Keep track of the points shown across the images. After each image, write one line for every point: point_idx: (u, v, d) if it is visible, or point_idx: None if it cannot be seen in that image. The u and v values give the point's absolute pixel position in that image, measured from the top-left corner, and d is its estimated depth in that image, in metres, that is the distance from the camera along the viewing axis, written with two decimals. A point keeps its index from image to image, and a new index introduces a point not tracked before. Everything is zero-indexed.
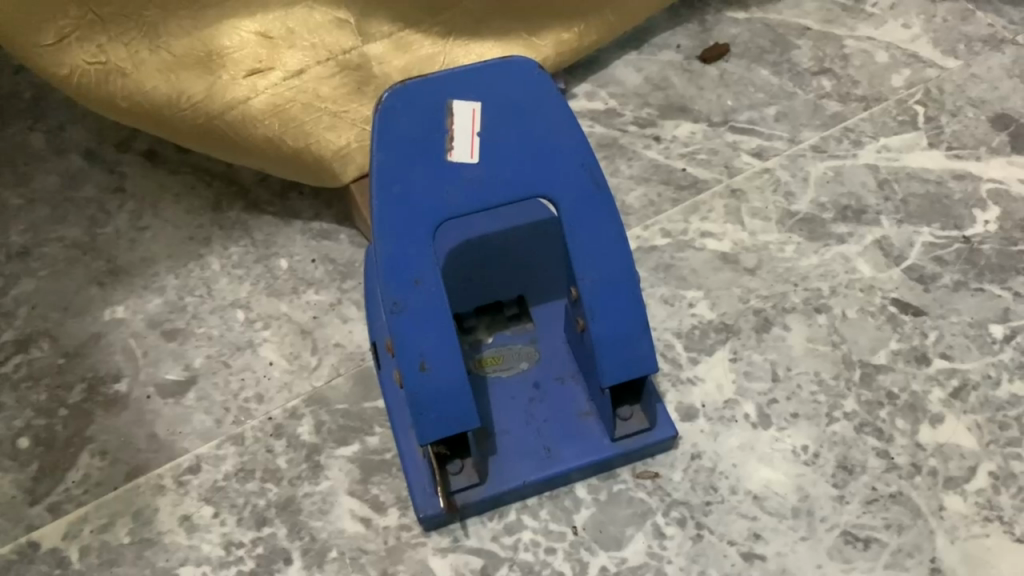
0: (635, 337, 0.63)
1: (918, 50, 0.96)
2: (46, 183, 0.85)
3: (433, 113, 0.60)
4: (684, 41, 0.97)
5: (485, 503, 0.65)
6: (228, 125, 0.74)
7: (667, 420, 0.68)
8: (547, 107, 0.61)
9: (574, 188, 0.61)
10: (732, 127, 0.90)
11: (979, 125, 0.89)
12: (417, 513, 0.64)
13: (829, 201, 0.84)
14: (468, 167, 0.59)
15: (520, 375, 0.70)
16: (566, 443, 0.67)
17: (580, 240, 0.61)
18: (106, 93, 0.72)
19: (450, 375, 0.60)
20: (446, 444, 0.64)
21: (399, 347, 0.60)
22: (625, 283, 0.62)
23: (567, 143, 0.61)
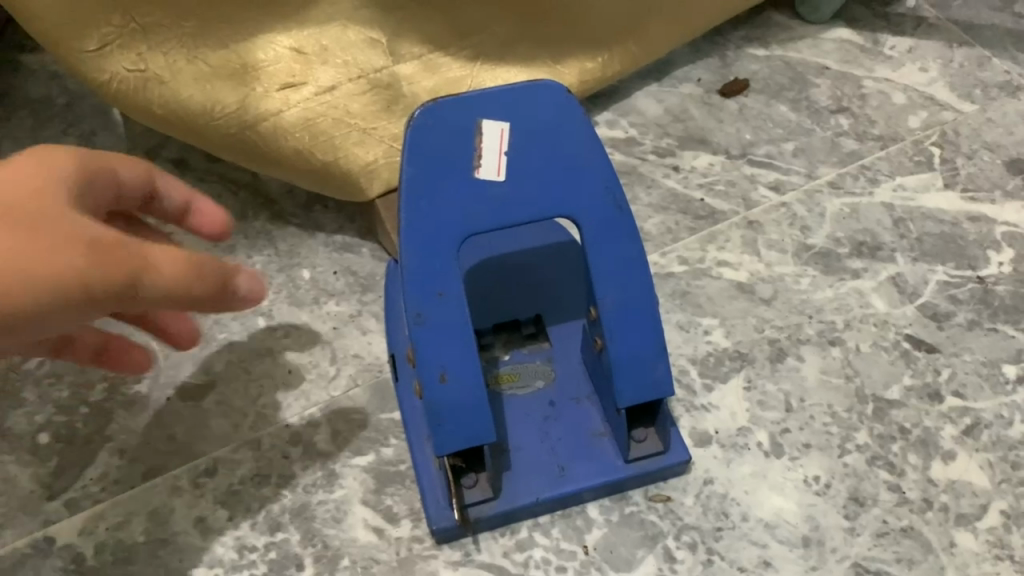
0: (652, 359, 0.64)
1: (935, 93, 0.98)
2: None
3: (464, 130, 0.61)
4: (705, 75, 0.99)
5: (498, 518, 0.66)
6: (260, 135, 0.76)
7: (681, 444, 0.68)
8: (574, 130, 0.62)
9: (596, 210, 0.62)
10: (751, 160, 0.91)
11: (994, 169, 0.91)
12: (429, 526, 0.65)
13: (845, 236, 0.85)
14: (494, 185, 0.60)
15: (536, 394, 0.70)
16: (579, 462, 0.67)
17: (602, 262, 0.62)
18: (143, 100, 0.74)
19: (469, 387, 0.61)
20: (462, 457, 0.64)
21: (419, 358, 0.60)
22: (643, 305, 0.63)
23: (592, 165, 0.62)
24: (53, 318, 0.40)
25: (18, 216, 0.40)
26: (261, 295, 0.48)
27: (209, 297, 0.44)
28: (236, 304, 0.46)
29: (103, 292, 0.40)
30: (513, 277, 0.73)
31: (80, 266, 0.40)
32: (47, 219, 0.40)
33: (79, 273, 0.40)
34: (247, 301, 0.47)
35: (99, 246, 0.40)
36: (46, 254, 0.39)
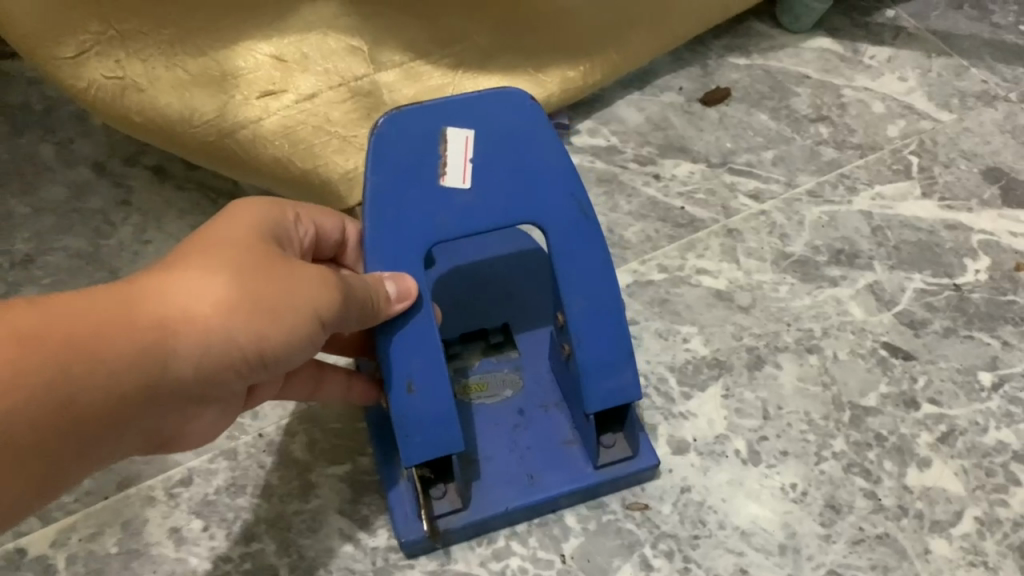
0: (618, 364, 0.64)
1: (913, 102, 0.99)
2: (52, 193, 0.83)
3: (429, 136, 0.60)
4: (686, 83, 0.99)
5: (468, 529, 0.65)
6: (240, 143, 0.75)
7: (650, 450, 0.68)
8: (539, 138, 0.62)
9: (562, 216, 0.62)
10: (731, 168, 0.91)
11: (970, 177, 0.92)
12: (398, 539, 0.65)
13: (823, 244, 0.85)
14: (460, 194, 0.60)
15: (505, 403, 0.70)
16: (549, 470, 0.67)
17: (569, 267, 0.63)
18: (120, 107, 0.73)
19: (438, 396, 0.61)
20: (429, 467, 0.64)
21: (386, 367, 0.60)
22: (610, 312, 0.64)
23: (558, 173, 0.62)
24: (302, 344, 0.53)
25: (251, 251, 0.51)
26: (409, 293, 0.59)
27: (380, 302, 0.57)
28: (396, 305, 0.58)
29: (330, 316, 0.53)
30: (484, 289, 0.73)
31: (320, 297, 0.52)
32: (274, 259, 0.52)
33: (311, 302, 0.52)
34: (399, 301, 0.59)
35: (326, 277, 0.53)
36: (289, 290, 0.51)
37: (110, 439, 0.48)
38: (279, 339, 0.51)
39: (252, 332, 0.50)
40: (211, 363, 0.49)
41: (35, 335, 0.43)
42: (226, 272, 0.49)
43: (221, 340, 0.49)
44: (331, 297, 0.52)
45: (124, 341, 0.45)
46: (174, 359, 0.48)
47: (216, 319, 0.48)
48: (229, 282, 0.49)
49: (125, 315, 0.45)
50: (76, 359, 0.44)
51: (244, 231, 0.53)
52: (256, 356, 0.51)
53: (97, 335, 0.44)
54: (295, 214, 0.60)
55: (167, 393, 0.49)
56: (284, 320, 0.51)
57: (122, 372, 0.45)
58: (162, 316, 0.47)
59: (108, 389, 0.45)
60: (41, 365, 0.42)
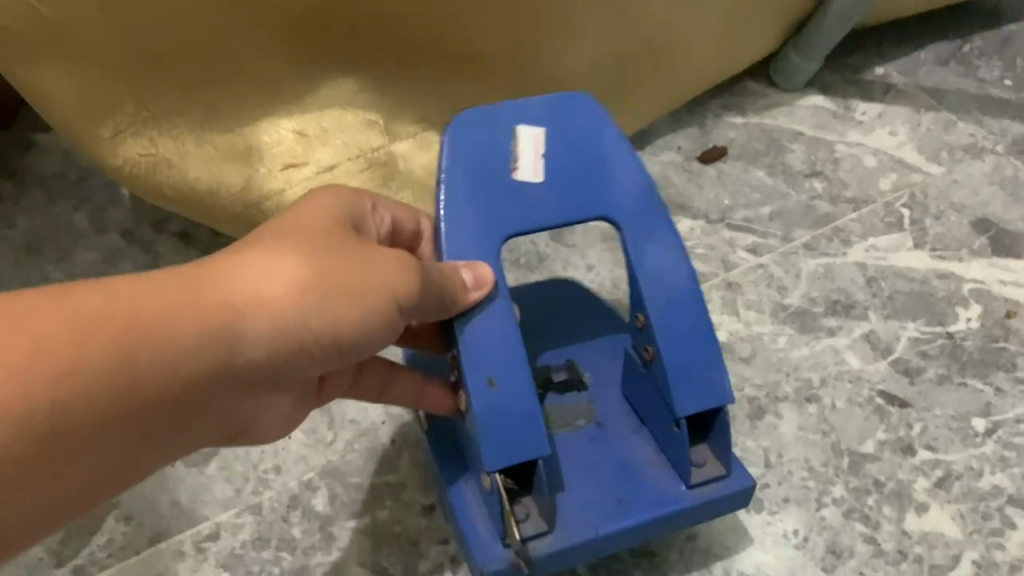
0: (701, 360, 0.64)
1: (904, 156, 1.03)
2: (86, 260, 0.87)
3: (500, 133, 0.66)
4: (685, 143, 1.04)
5: (558, 556, 0.63)
6: (264, 212, 0.81)
7: (743, 466, 0.66)
8: (605, 139, 0.67)
9: (632, 213, 0.67)
10: (729, 224, 0.95)
11: (961, 228, 0.96)
12: (478, 569, 0.63)
13: (820, 295, 0.89)
14: (535, 188, 0.65)
15: (581, 430, 0.70)
16: (636, 492, 0.66)
17: (642, 252, 0.66)
18: (153, 182, 0.78)
19: (518, 393, 0.61)
20: (512, 478, 0.64)
21: (466, 364, 0.60)
22: (687, 308, 0.65)
23: (625, 172, 0.67)
24: (374, 332, 0.54)
25: (326, 242, 0.54)
26: (484, 282, 0.61)
27: (456, 291, 0.59)
28: (471, 293, 0.60)
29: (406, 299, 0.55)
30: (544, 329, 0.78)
31: (389, 284, 0.54)
32: (349, 246, 0.54)
33: (386, 285, 0.54)
34: (474, 289, 0.60)
35: (402, 262, 0.55)
36: (364, 273, 0.53)
37: (188, 423, 0.49)
38: (349, 324, 0.52)
39: (331, 314, 0.51)
40: (288, 348, 0.51)
41: (107, 313, 0.44)
42: (303, 255, 0.51)
43: (303, 320, 0.50)
44: (400, 285, 0.54)
45: (196, 321, 0.46)
46: (245, 341, 0.49)
47: (296, 300, 0.50)
48: (307, 264, 0.51)
49: (196, 296, 0.47)
50: (147, 340, 0.44)
51: (311, 222, 0.55)
52: (329, 342, 0.52)
53: (184, 312, 0.46)
54: (370, 205, 0.64)
55: (239, 378, 0.50)
56: (362, 301, 0.53)
57: (193, 351, 0.46)
58: (233, 296, 0.48)
59: (186, 372, 0.46)
60: (112, 343, 0.43)
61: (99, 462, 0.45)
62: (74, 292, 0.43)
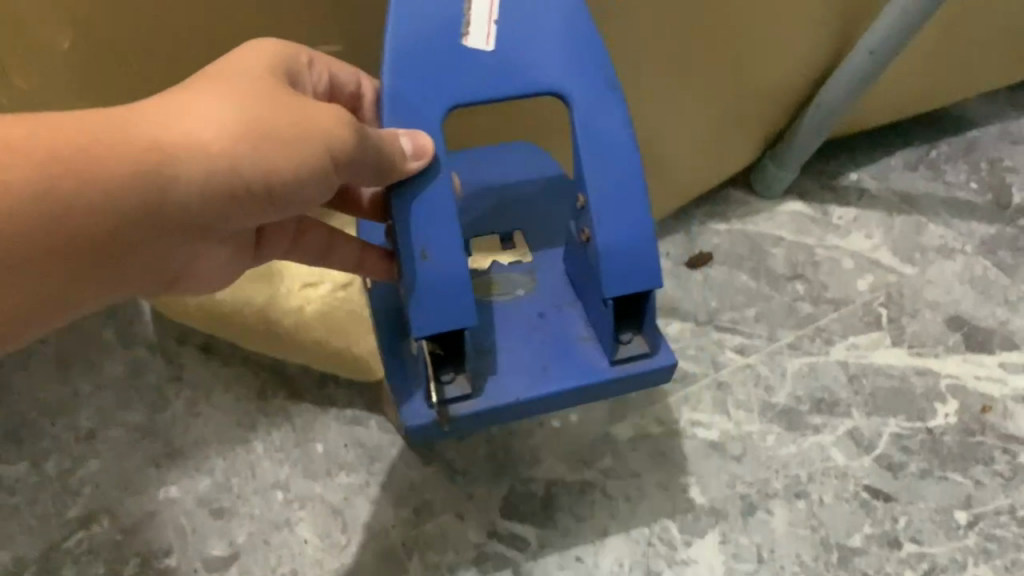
0: (638, 243, 0.64)
1: (880, 257, 1.10)
2: (113, 371, 0.93)
3: (455, 1, 0.64)
4: (674, 248, 1.09)
5: (479, 416, 0.66)
6: (283, 328, 0.82)
7: (668, 347, 0.68)
8: (560, 15, 0.66)
9: (585, 86, 0.65)
10: (717, 325, 1.01)
11: (936, 326, 1.02)
12: (404, 421, 0.66)
13: (805, 393, 0.95)
14: (485, 56, 0.64)
15: (521, 302, 0.73)
16: (561, 363, 0.68)
17: (592, 148, 0.64)
18: (183, 306, 0.84)
19: (450, 265, 0.61)
20: (442, 345, 0.65)
21: (402, 236, 0.61)
22: (626, 182, 0.64)
23: (582, 39, 0.66)
24: (308, 182, 0.57)
25: (261, 83, 0.57)
26: (425, 152, 0.61)
27: (395, 159, 0.59)
28: (412, 162, 0.60)
29: (336, 157, 0.57)
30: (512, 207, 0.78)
31: (321, 141, 0.56)
32: (283, 91, 0.57)
33: (319, 131, 0.56)
34: (415, 159, 0.60)
35: (336, 117, 0.57)
36: (295, 120, 0.55)
37: (121, 254, 0.53)
38: (283, 172, 0.55)
39: (254, 159, 0.54)
40: (215, 189, 0.54)
41: (38, 143, 0.48)
42: (231, 100, 0.54)
43: (225, 166, 0.53)
44: (332, 137, 0.56)
45: (125, 154, 0.50)
46: (178, 180, 0.52)
47: (220, 132, 0.53)
48: (233, 108, 0.54)
49: (127, 137, 0.50)
50: (76, 172, 0.49)
51: (252, 67, 0.58)
52: (259, 184, 0.55)
53: (108, 145, 0.50)
54: (307, 58, 0.64)
55: (170, 220, 0.54)
56: (292, 154, 0.55)
57: (121, 195, 0.50)
58: (159, 136, 0.51)
59: (109, 213, 0.50)
60: (35, 184, 0.47)
61: (42, 274, 0.50)
62: (6, 124, 0.47)
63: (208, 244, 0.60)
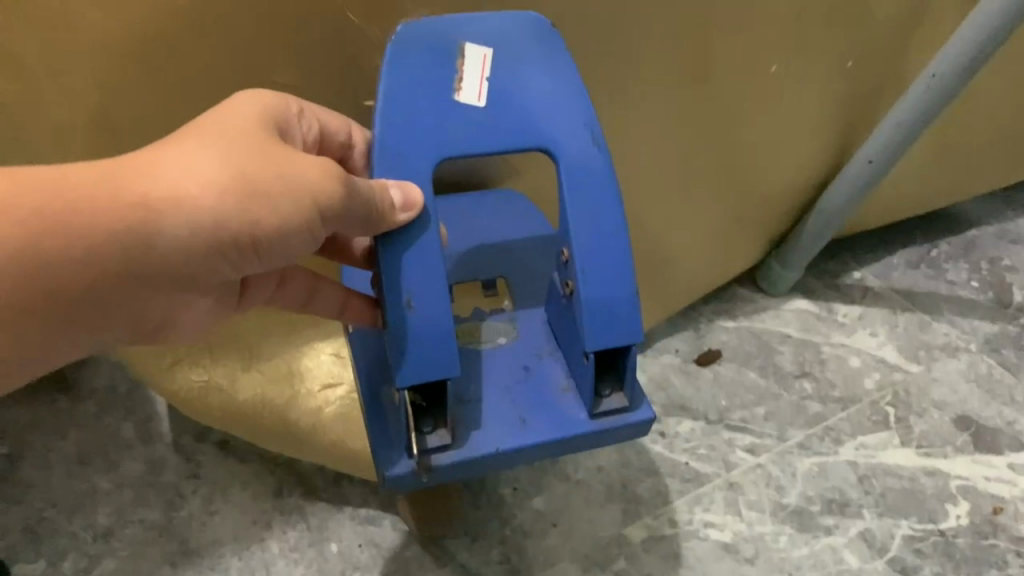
0: (621, 301, 0.61)
1: (885, 355, 1.11)
2: (131, 469, 0.94)
3: (444, 53, 0.61)
4: (683, 345, 1.11)
5: (457, 467, 0.62)
6: (303, 430, 0.84)
7: (647, 401, 0.65)
8: (549, 68, 0.63)
9: (573, 139, 0.62)
10: (728, 424, 1.02)
11: (943, 425, 1.03)
12: (382, 471, 0.61)
13: (816, 494, 0.96)
14: (474, 109, 0.61)
15: (502, 351, 0.70)
16: (540, 414, 0.65)
17: (579, 196, 0.61)
18: (207, 408, 0.84)
19: (436, 315, 0.57)
20: (422, 394, 0.61)
21: (386, 282, 0.57)
22: (614, 237, 0.61)
23: (571, 95, 0.63)
24: (295, 235, 0.53)
25: (251, 134, 0.53)
26: (414, 205, 0.57)
27: (383, 209, 0.55)
28: (400, 214, 0.56)
29: (327, 215, 0.53)
30: (496, 254, 0.75)
31: (309, 194, 0.52)
32: (275, 143, 0.53)
33: (310, 188, 0.52)
34: (404, 210, 0.56)
35: (328, 171, 0.53)
36: (286, 176, 0.51)
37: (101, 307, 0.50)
38: (269, 227, 0.51)
39: (243, 218, 0.50)
40: (201, 245, 0.50)
41: (13, 200, 0.44)
42: (219, 152, 0.50)
43: (210, 223, 0.49)
44: (324, 193, 0.52)
45: (106, 210, 0.46)
46: (161, 236, 0.49)
47: (209, 190, 0.49)
48: (222, 161, 0.50)
49: (108, 192, 0.47)
50: (56, 229, 0.45)
51: (244, 117, 0.54)
52: (246, 241, 0.51)
53: (87, 201, 0.46)
54: (298, 108, 0.59)
55: (154, 276, 0.50)
56: (281, 212, 0.51)
57: (102, 252, 0.47)
58: (144, 192, 0.48)
59: (87, 268, 0.47)
60: (14, 241, 0.44)
61: (19, 336, 0.48)
62: None
63: (191, 296, 0.56)
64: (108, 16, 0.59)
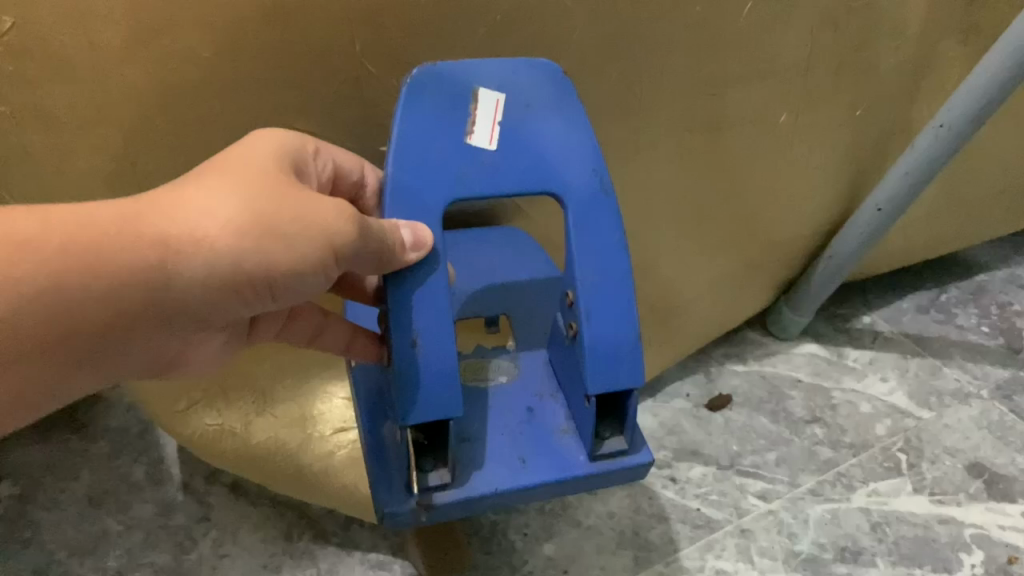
0: (625, 346, 0.62)
1: (896, 401, 1.11)
2: (142, 511, 0.94)
3: (459, 97, 0.62)
4: (693, 390, 1.11)
5: (457, 507, 0.62)
6: (315, 474, 0.84)
7: (646, 444, 0.66)
8: (561, 114, 0.64)
9: (581, 186, 0.63)
10: (739, 470, 1.02)
11: (956, 472, 1.03)
12: (379, 508, 0.62)
13: (828, 541, 0.95)
14: (486, 153, 0.62)
15: (503, 391, 0.71)
16: (539, 455, 0.66)
17: (584, 242, 0.62)
18: (219, 449, 0.84)
19: (443, 355, 0.58)
20: (424, 432, 0.62)
21: (392, 321, 0.58)
22: (619, 283, 0.62)
23: (582, 142, 0.64)
24: (310, 275, 0.52)
25: (269, 171, 0.52)
26: (424, 243, 0.57)
27: (395, 248, 0.55)
28: (410, 253, 0.56)
29: (343, 254, 0.52)
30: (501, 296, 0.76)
31: (324, 233, 0.51)
32: (292, 181, 0.52)
33: (326, 226, 0.51)
34: (414, 250, 0.56)
35: (344, 209, 0.52)
36: (302, 214, 0.50)
37: (119, 343, 0.50)
38: (284, 267, 0.50)
39: (258, 257, 0.49)
40: (216, 284, 0.49)
41: (38, 238, 0.45)
42: (236, 191, 0.49)
43: (226, 262, 0.48)
44: (339, 232, 0.51)
45: (127, 247, 0.46)
46: (179, 275, 0.48)
47: (224, 228, 0.48)
48: (238, 200, 0.49)
49: (130, 230, 0.46)
50: (78, 267, 0.46)
51: (263, 155, 0.53)
52: (261, 280, 0.50)
53: (109, 238, 0.46)
54: (315, 148, 0.59)
55: (170, 314, 0.50)
56: (296, 250, 0.50)
57: (121, 290, 0.47)
58: (163, 231, 0.47)
59: (107, 303, 0.47)
60: (35, 279, 0.45)
61: (37, 369, 0.48)
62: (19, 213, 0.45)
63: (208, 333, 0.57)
64: (135, 72, 0.60)
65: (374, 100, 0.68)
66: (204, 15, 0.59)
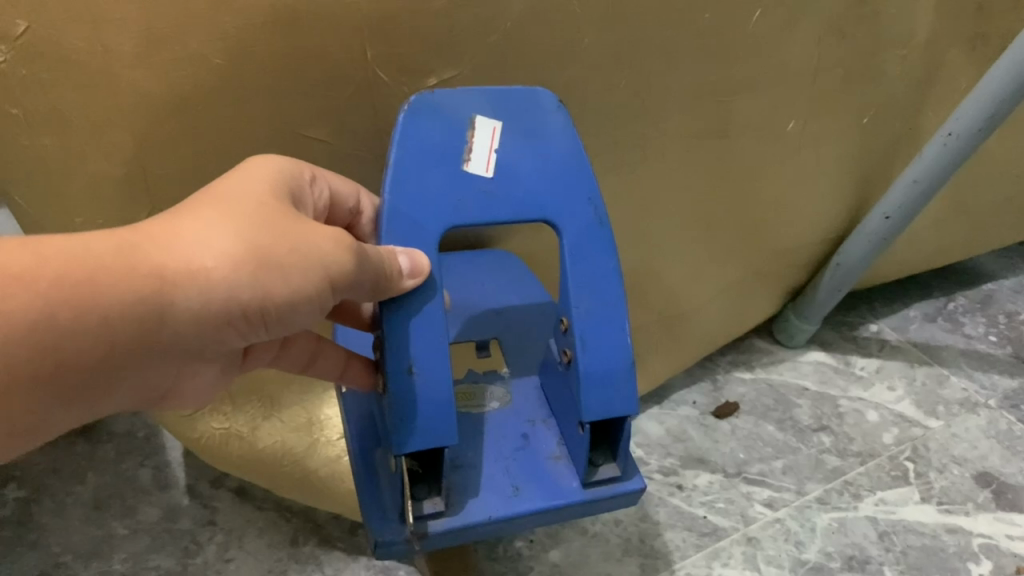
0: (619, 375, 0.62)
1: (903, 409, 1.11)
2: (148, 515, 0.94)
3: (455, 125, 0.62)
4: (700, 397, 1.11)
5: (450, 535, 0.62)
6: (320, 479, 0.84)
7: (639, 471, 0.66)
8: (559, 142, 0.64)
9: (577, 215, 0.64)
10: (746, 478, 1.01)
11: (964, 482, 1.02)
12: (372, 539, 0.62)
13: (835, 550, 0.95)
14: (482, 181, 0.62)
15: (497, 415, 0.71)
16: (533, 482, 0.65)
17: (579, 270, 0.63)
18: (224, 454, 0.85)
19: (438, 383, 0.59)
20: (419, 461, 0.62)
21: (388, 348, 0.58)
22: (614, 313, 0.63)
23: (580, 172, 0.64)
24: (304, 306, 0.52)
25: (265, 202, 0.51)
26: (420, 271, 0.58)
27: (392, 276, 0.55)
28: (407, 279, 0.57)
29: (339, 284, 0.52)
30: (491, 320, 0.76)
31: (320, 265, 0.51)
32: (288, 211, 0.52)
33: (324, 256, 0.51)
34: (411, 277, 0.57)
35: (342, 240, 0.52)
36: (299, 246, 0.50)
37: (108, 380, 0.48)
38: (278, 299, 0.50)
39: (253, 290, 0.49)
40: (210, 317, 0.49)
41: (29, 271, 0.43)
42: (232, 224, 0.49)
43: (222, 295, 0.48)
44: (335, 263, 0.51)
45: (123, 282, 0.45)
46: (173, 310, 0.47)
47: (220, 262, 0.48)
48: (234, 233, 0.48)
49: (125, 263, 0.45)
50: (69, 302, 0.44)
51: (257, 185, 0.53)
52: (255, 311, 0.50)
53: (103, 273, 0.45)
54: (311, 174, 0.59)
55: (161, 347, 0.49)
56: (291, 283, 0.50)
57: (113, 325, 0.46)
58: (159, 264, 0.46)
59: (97, 339, 0.46)
60: (26, 315, 0.43)
61: (25, 406, 0.46)
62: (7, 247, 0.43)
63: (199, 364, 0.56)
64: (148, 77, 0.61)
65: (383, 107, 0.69)
66: (217, 20, 0.59)
